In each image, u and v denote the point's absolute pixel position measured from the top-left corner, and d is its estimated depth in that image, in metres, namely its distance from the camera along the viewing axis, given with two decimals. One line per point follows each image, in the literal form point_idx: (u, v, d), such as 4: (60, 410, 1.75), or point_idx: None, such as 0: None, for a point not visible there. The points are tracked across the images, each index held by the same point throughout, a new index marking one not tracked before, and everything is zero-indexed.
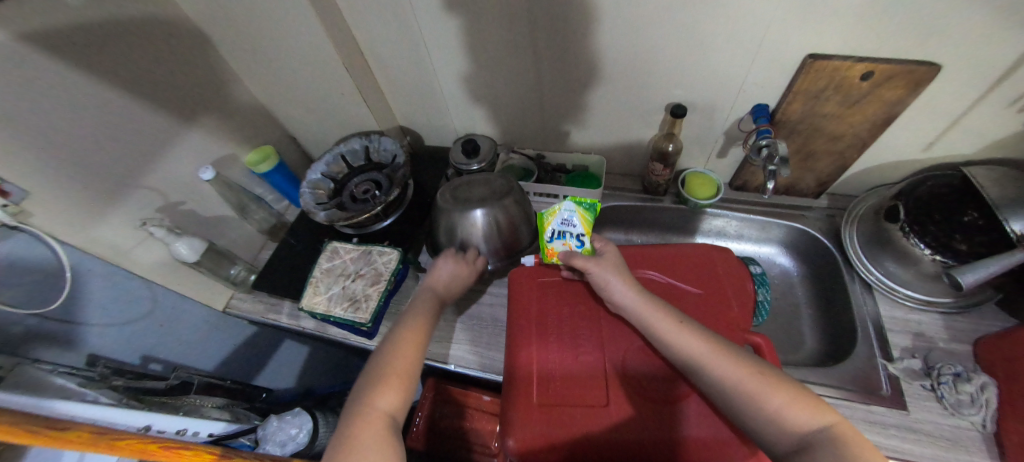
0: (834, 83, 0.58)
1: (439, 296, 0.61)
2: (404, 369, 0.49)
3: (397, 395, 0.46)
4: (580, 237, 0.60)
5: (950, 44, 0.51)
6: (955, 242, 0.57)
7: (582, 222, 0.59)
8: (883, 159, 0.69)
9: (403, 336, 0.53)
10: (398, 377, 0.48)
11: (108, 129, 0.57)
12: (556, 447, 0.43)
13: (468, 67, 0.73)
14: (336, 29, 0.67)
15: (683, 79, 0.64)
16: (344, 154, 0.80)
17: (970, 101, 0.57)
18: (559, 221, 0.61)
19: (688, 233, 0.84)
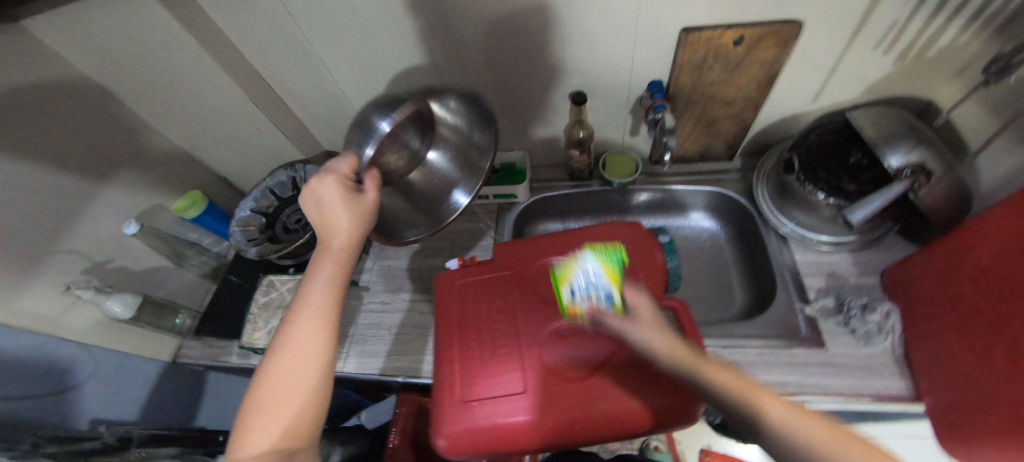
0: (712, 52, 0.61)
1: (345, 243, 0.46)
2: (308, 341, 0.42)
3: (307, 373, 0.40)
4: (608, 292, 0.41)
5: (803, 2, 0.54)
6: (844, 183, 0.61)
7: (607, 276, 0.44)
8: (780, 115, 0.73)
9: (310, 303, 0.44)
10: (298, 352, 0.41)
11: (21, 200, 0.57)
12: (482, 435, 0.46)
13: (376, 85, 0.74)
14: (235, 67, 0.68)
15: (577, 68, 0.66)
16: (271, 187, 0.80)
17: (837, 51, 0.61)
18: (577, 279, 0.46)
19: (621, 211, 0.87)
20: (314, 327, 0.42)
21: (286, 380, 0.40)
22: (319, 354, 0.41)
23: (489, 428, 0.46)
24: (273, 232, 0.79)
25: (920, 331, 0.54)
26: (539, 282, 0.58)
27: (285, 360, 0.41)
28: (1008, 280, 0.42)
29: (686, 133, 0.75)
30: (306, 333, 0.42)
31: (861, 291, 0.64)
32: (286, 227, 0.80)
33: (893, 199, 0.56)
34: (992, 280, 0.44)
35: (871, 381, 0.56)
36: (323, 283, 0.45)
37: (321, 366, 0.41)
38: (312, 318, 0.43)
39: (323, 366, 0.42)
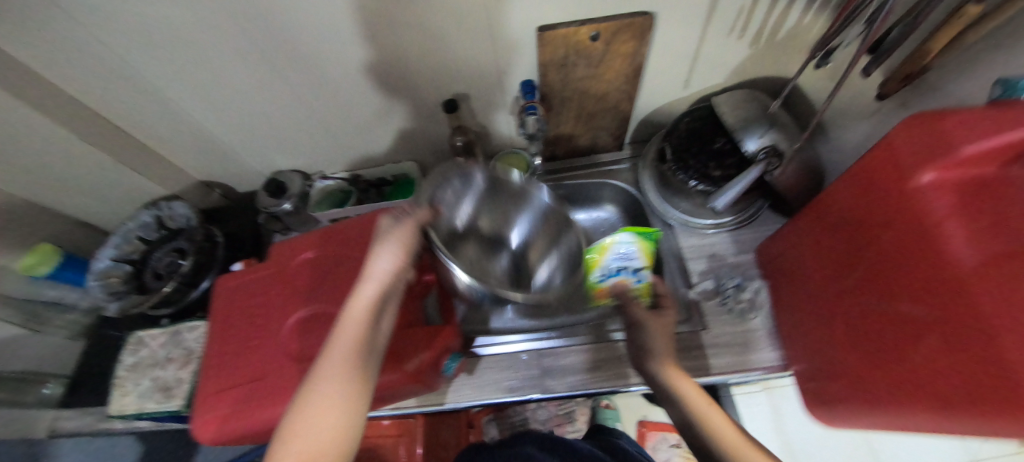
0: (571, 49, 0.59)
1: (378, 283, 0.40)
2: (324, 407, 0.33)
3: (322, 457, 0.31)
4: (637, 271, 0.68)
5: None
6: (711, 170, 0.63)
7: (640, 256, 0.67)
8: (656, 102, 0.75)
9: (326, 369, 0.34)
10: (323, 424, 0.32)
11: None
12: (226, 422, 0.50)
13: (231, 109, 0.67)
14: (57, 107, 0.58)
15: (443, 74, 0.63)
16: (132, 231, 0.73)
17: (693, 40, 0.62)
18: (612, 257, 0.68)
19: None
20: (332, 387, 0.34)
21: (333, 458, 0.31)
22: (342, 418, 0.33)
23: (239, 423, 0.49)
24: (139, 280, 0.70)
25: (782, 303, 0.59)
26: (287, 273, 0.58)
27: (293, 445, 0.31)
28: (859, 259, 0.44)
29: (571, 128, 0.75)
30: (343, 399, 0.33)
31: (737, 268, 0.68)
32: (154, 273, 0.71)
33: (752, 181, 0.59)
34: (839, 254, 0.47)
35: (746, 356, 0.60)
36: (348, 343, 0.36)
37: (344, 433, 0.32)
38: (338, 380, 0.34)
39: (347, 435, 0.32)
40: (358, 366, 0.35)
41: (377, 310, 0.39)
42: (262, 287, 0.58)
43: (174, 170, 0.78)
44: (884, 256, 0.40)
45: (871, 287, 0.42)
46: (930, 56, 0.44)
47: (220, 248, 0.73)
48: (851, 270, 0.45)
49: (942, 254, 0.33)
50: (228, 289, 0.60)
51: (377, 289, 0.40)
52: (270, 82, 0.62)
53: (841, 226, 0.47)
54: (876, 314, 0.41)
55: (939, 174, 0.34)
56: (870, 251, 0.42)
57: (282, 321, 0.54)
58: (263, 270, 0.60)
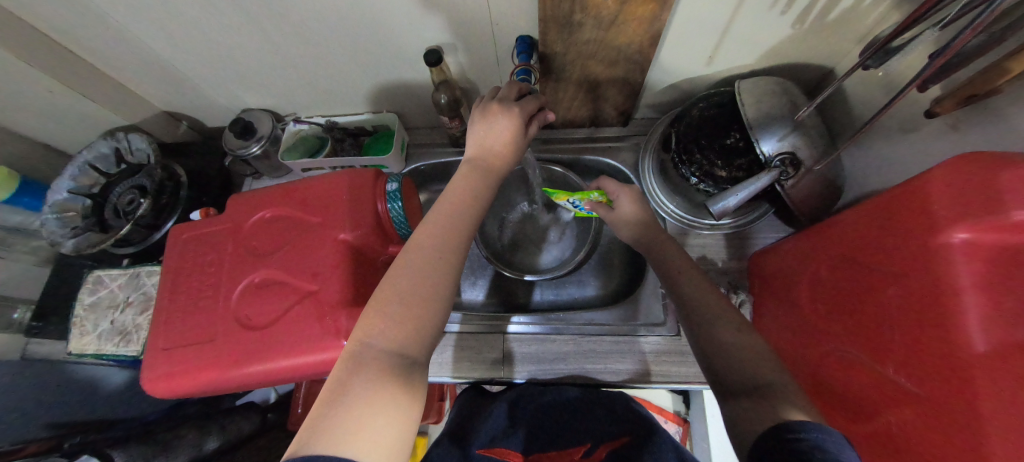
0: (578, 7, 0.48)
1: (455, 228, 0.45)
2: (374, 349, 0.37)
3: (393, 399, 0.35)
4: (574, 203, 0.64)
5: None
6: (717, 169, 0.55)
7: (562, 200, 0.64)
8: (673, 75, 0.65)
9: (390, 310, 0.39)
10: (375, 363, 0.36)
11: None
12: (174, 377, 0.49)
13: (179, 36, 0.58)
14: None
15: (427, 19, 0.53)
16: (89, 161, 0.67)
17: (727, 10, 0.51)
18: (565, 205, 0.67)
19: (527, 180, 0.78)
20: (389, 325, 0.38)
21: (389, 400, 0.34)
22: (388, 363, 0.36)
23: (192, 382, 0.49)
24: (98, 216, 0.67)
25: (764, 317, 0.57)
26: (241, 232, 0.55)
27: (344, 364, 0.36)
28: (853, 307, 0.41)
29: (574, 95, 0.66)
30: (401, 335, 0.38)
31: (725, 275, 0.64)
32: (115, 210, 0.67)
33: (762, 188, 0.52)
34: (832, 294, 0.44)
35: None
36: (408, 284, 0.40)
37: (398, 381, 0.36)
38: (399, 319, 0.38)
39: (400, 389, 0.36)
40: (420, 306, 0.40)
41: (438, 244, 0.43)
42: (215, 244, 0.55)
43: (131, 98, 0.71)
44: (882, 311, 0.37)
45: (856, 338, 0.40)
46: (1009, 75, 0.35)
47: (182, 189, 0.68)
48: (839, 312, 0.43)
49: (951, 332, 0.30)
50: (181, 241, 0.56)
51: (445, 225, 0.45)
52: (217, 11, 0.53)
53: (842, 261, 0.43)
54: (862, 323, 0.40)
55: (974, 238, 0.29)
56: (868, 302, 0.39)
57: (233, 285, 0.52)
58: (216, 226, 0.56)
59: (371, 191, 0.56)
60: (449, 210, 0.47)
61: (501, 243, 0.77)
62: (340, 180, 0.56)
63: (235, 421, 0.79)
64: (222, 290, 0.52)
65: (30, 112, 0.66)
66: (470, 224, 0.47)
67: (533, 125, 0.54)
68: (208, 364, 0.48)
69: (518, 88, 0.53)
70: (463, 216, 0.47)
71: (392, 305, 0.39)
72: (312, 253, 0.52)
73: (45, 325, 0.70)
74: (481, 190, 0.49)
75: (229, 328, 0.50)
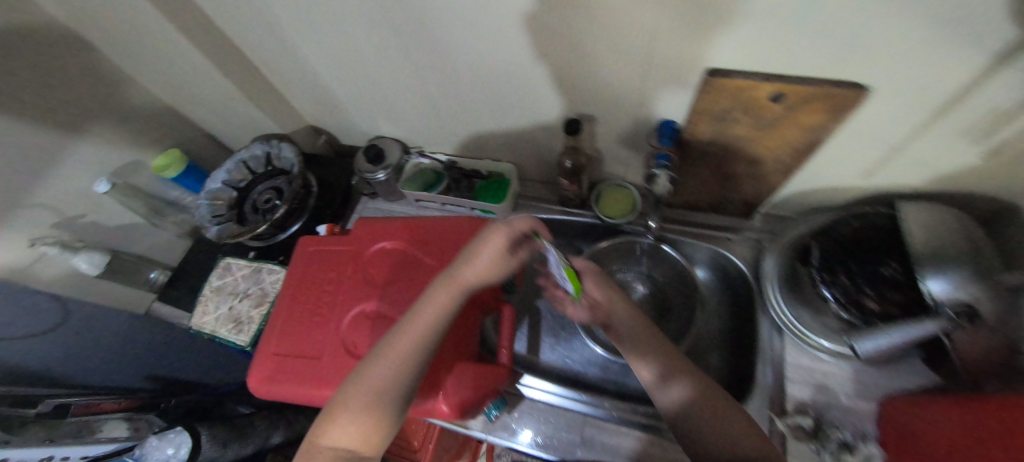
0: (740, 104, 0.48)
1: (462, 291, 0.47)
2: (328, 447, 0.40)
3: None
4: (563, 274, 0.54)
5: (880, 66, 0.39)
6: (865, 298, 0.50)
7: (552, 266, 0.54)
8: (816, 182, 0.60)
9: (344, 411, 0.41)
10: (310, 456, 0.40)
11: None
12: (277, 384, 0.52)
13: (350, 72, 0.66)
14: (203, 35, 0.62)
15: (578, 94, 0.55)
16: (244, 159, 0.77)
17: (904, 132, 0.47)
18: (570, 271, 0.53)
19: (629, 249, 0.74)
20: (346, 421, 0.41)
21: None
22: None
23: (292, 392, 0.51)
24: (239, 209, 0.75)
25: None
26: (363, 255, 0.59)
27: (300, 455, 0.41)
28: None
29: (695, 181, 0.64)
30: (378, 374, 0.42)
31: (850, 414, 0.55)
32: (253, 206, 0.75)
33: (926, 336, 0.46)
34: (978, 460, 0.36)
35: None
36: (361, 388, 0.42)
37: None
38: (350, 421, 0.41)
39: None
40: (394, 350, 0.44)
41: (434, 304, 0.46)
42: (337, 262, 0.59)
43: (290, 112, 0.81)
44: None
45: None
46: None
47: (311, 198, 0.75)
48: None
49: None
50: (306, 253, 0.61)
51: (462, 290, 0.47)
52: (390, 57, 0.60)
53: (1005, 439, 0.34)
54: None
55: None
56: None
57: (346, 307, 0.55)
58: (339, 246, 0.60)
59: None
60: (461, 276, 0.48)
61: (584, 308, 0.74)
62: (461, 222, 0.60)
63: (297, 419, 0.82)
64: (336, 308, 0.55)
65: (215, 111, 0.79)
66: (442, 319, 0.45)
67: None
68: (309, 379, 0.51)
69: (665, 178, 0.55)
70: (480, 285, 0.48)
71: (343, 407, 0.41)
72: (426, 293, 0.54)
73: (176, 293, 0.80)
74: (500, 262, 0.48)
75: (336, 348, 0.52)
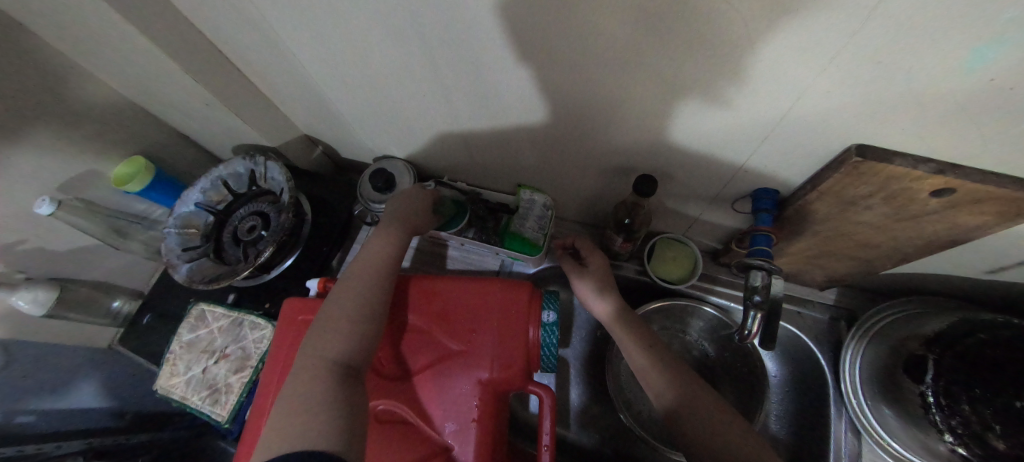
0: (886, 192, 0.37)
1: (371, 272, 0.47)
2: (319, 369, 0.38)
3: (297, 412, 0.36)
4: None
5: None
6: (991, 436, 0.40)
7: None
8: (922, 268, 0.50)
9: (330, 331, 0.41)
10: (305, 381, 0.38)
11: None
12: None
13: (358, 83, 0.53)
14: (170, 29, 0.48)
15: (653, 142, 0.45)
16: (222, 178, 0.64)
17: None
18: None
19: (684, 312, 0.63)
20: (340, 338, 0.41)
21: (294, 414, 0.35)
22: (332, 373, 0.39)
23: None
24: (216, 240, 0.62)
25: None
26: None
27: (290, 394, 0.37)
28: None
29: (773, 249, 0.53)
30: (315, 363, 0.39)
31: None
32: (234, 235, 0.62)
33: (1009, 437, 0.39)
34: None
35: None
36: (338, 314, 0.43)
37: (319, 391, 0.37)
38: (335, 338, 0.41)
39: (314, 400, 0.36)
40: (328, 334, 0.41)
41: (356, 286, 0.45)
42: None
43: (281, 120, 0.68)
44: None
45: None
46: None
47: (304, 228, 0.63)
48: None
49: None
50: (296, 324, 0.49)
51: (353, 273, 0.47)
52: (415, 72, 0.47)
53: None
54: None
55: None
56: None
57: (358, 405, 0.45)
58: None
59: (524, 318, 0.47)
60: (369, 256, 0.49)
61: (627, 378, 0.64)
62: (491, 292, 0.49)
63: None
64: None
65: (183, 113, 0.63)
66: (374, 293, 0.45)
67: (752, 320, 0.44)
68: None
69: (766, 273, 0.45)
70: (370, 262, 0.48)
71: (325, 334, 0.41)
72: (452, 385, 0.45)
73: (149, 328, 0.66)
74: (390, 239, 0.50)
75: None
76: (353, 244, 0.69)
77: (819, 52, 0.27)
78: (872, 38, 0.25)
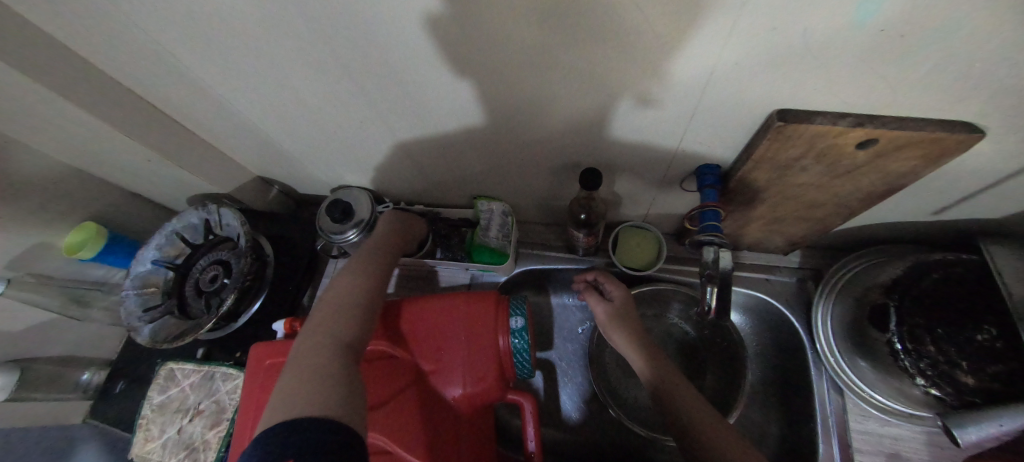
0: (816, 151, 0.37)
1: (370, 267, 0.49)
2: (329, 350, 0.39)
3: (308, 383, 0.35)
4: None
5: (1007, 100, 0.30)
6: (958, 372, 0.41)
7: None
8: (874, 219, 0.51)
9: (334, 318, 0.42)
10: (315, 357, 0.38)
11: None
12: None
13: (297, 120, 0.53)
14: (97, 98, 0.47)
15: (592, 134, 0.45)
16: (178, 231, 0.63)
17: (1006, 175, 0.38)
18: None
19: (659, 296, 0.63)
20: (345, 323, 0.42)
21: (307, 385, 0.35)
22: (341, 353, 0.39)
23: None
24: (178, 295, 0.61)
25: None
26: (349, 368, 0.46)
27: (297, 371, 0.37)
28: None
29: (731, 222, 0.54)
30: (319, 346, 0.39)
31: None
32: (195, 288, 0.61)
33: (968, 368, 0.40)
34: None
35: None
36: (343, 302, 0.44)
37: (333, 367, 0.37)
38: (343, 324, 0.42)
39: (326, 371, 0.36)
40: (331, 321, 0.42)
41: (354, 282, 0.47)
42: None
43: (230, 165, 0.67)
44: None
45: None
46: None
47: (268, 270, 0.61)
48: None
49: None
50: (263, 368, 0.48)
51: (349, 271, 0.49)
52: (349, 100, 0.47)
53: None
54: None
55: None
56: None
57: None
58: None
59: (492, 326, 0.47)
60: (365, 255, 0.52)
61: (613, 370, 0.64)
62: (456, 307, 0.48)
63: None
64: None
65: (126, 171, 0.62)
66: (372, 287, 0.47)
67: (710, 294, 0.45)
68: None
69: (717, 246, 0.45)
70: (366, 260, 0.51)
71: (332, 321, 0.42)
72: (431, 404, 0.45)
73: (126, 394, 0.64)
74: (384, 242, 0.54)
75: None
76: (323, 278, 0.69)
77: (716, 26, 0.28)
78: (760, 6, 0.25)
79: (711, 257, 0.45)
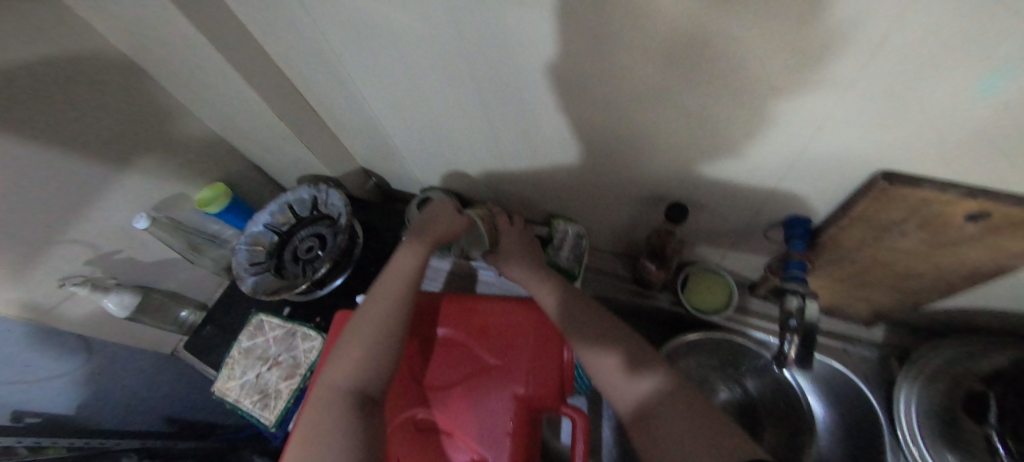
0: (919, 217, 0.38)
1: (387, 292, 0.48)
2: (336, 404, 0.38)
3: (313, 444, 0.36)
4: None
5: None
6: None
7: None
8: (975, 303, 0.48)
9: (340, 361, 0.42)
10: (320, 411, 0.38)
11: None
12: None
13: (416, 123, 0.62)
14: (271, 87, 0.59)
15: (683, 170, 0.48)
16: (290, 202, 0.72)
17: None
18: None
19: (722, 346, 0.61)
20: (351, 365, 0.41)
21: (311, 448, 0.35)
22: (351, 402, 0.39)
23: None
24: (279, 257, 0.69)
25: None
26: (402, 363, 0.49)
27: (302, 431, 0.37)
28: None
29: (812, 279, 0.54)
30: (328, 391, 0.40)
31: None
32: (294, 253, 0.69)
33: None
34: None
35: None
36: (351, 339, 0.44)
37: (336, 423, 0.37)
38: (347, 366, 0.41)
39: (327, 430, 0.36)
40: (341, 360, 0.42)
41: (377, 305, 0.47)
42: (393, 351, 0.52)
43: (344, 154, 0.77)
44: None
45: None
46: None
47: (358, 250, 0.68)
48: None
49: None
50: None
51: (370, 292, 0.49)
52: (468, 113, 0.54)
53: None
54: None
55: None
56: None
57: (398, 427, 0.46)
58: None
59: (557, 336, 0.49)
60: (385, 278, 0.50)
61: None
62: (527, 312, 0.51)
63: None
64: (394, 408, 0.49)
65: (264, 146, 0.73)
66: (388, 314, 0.46)
67: (790, 346, 0.46)
68: None
69: (802, 297, 0.45)
70: (385, 282, 0.50)
71: (336, 367, 0.42)
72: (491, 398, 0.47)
73: (213, 335, 0.72)
74: (408, 257, 0.53)
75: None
76: None
77: (834, 88, 0.31)
78: (882, 74, 0.29)
79: (797, 308, 0.45)
